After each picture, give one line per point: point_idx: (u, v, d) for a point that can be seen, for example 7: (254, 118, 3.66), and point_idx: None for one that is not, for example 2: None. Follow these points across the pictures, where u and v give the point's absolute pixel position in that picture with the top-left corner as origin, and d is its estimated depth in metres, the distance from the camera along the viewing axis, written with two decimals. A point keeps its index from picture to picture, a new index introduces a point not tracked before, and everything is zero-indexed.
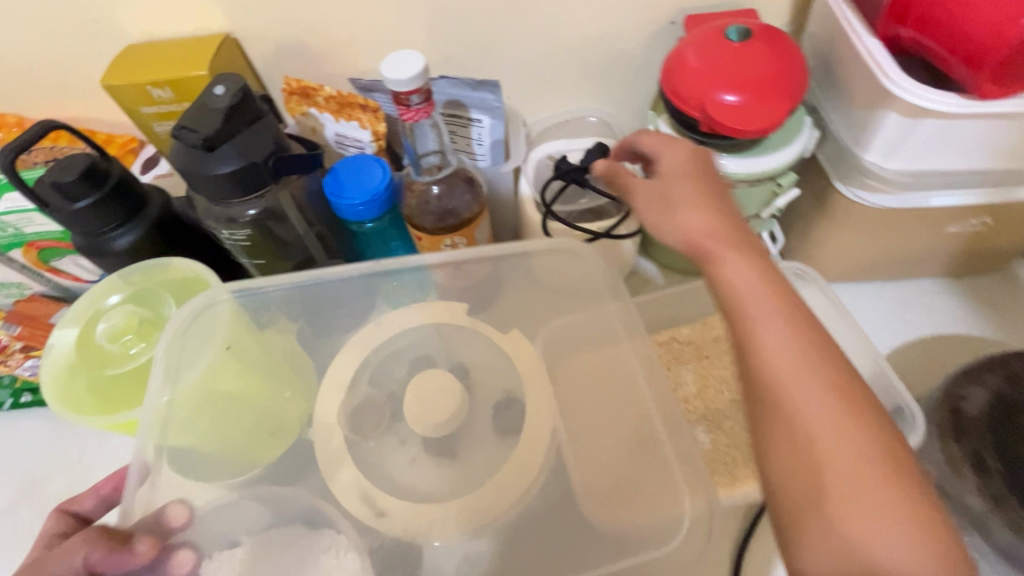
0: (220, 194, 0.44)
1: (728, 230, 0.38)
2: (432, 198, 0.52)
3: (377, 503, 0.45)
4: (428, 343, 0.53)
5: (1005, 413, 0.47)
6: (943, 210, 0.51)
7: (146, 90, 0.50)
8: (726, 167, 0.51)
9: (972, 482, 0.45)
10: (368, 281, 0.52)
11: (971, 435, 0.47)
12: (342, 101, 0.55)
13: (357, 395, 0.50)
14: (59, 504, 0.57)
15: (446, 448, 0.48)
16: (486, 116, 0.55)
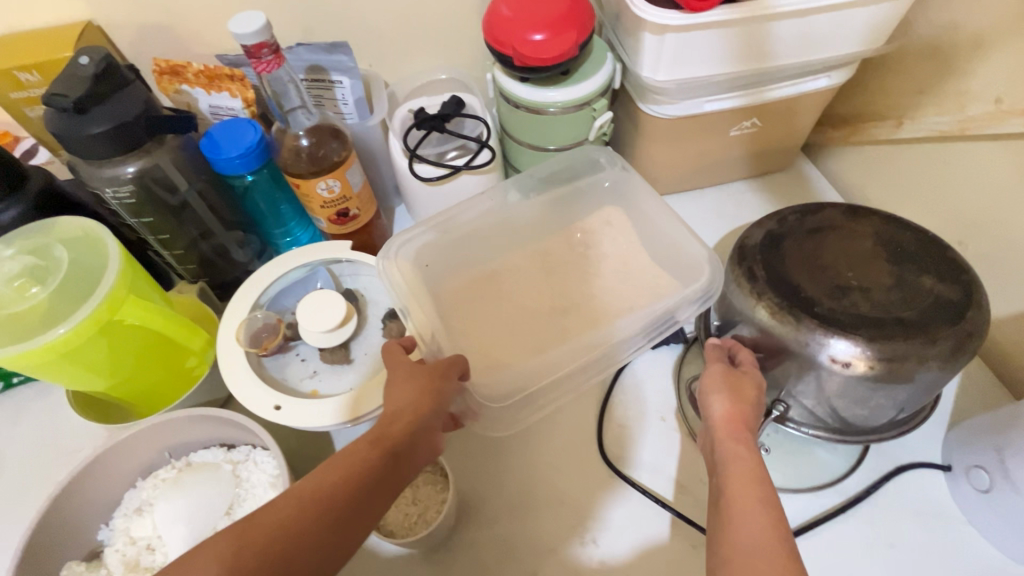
0: (98, 152, 0.50)
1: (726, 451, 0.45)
2: (303, 149, 0.61)
3: (282, 406, 0.52)
4: (318, 279, 0.61)
5: (775, 243, 0.56)
6: (719, 113, 0.64)
7: (14, 75, 0.54)
8: (552, 99, 0.63)
9: (746, 290, 0.54)
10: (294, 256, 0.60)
11: (749, 257, 0.55)
12: (210, 74, 0.61)
13: (255, 319, 0.56)
14: None
15: (344, 358, 0.57)
16: (345, 77, 0.63)
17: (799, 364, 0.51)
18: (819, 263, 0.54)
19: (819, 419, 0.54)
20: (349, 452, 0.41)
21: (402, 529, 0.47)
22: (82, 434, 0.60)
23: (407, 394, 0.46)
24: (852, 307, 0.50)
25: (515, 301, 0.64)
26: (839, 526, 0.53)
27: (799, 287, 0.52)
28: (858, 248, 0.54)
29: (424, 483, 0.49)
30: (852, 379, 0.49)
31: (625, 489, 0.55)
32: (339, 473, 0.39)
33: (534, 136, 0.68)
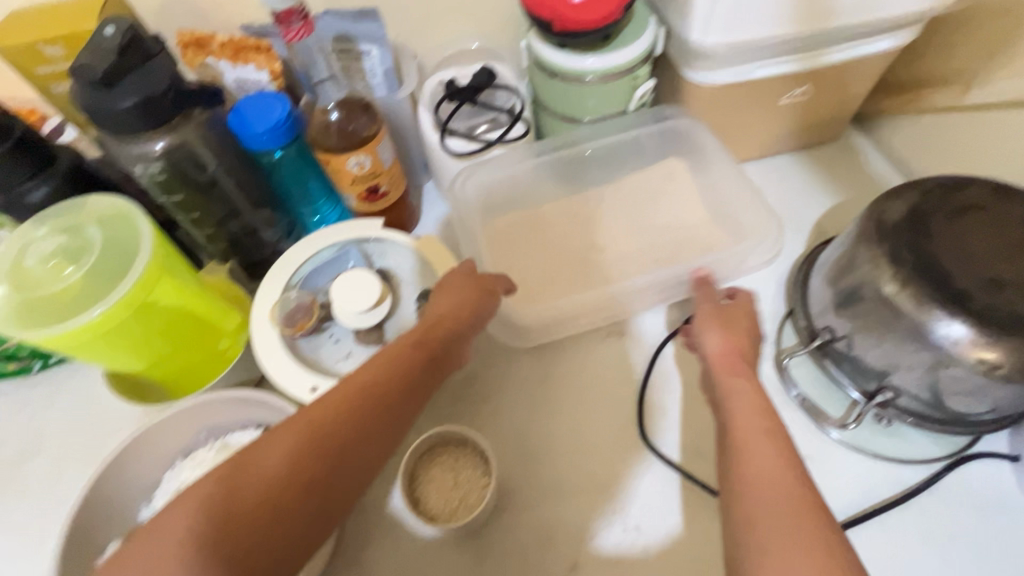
0: (125, 127, 0.48)
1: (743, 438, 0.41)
2: (333, 123, 0.59)
3: (318, 387, 0.51)
4: (348, 259, 0.59)
5: (919, 220, 0.48)
6: (771, 80, 0.60)
7: (38, 48, 0.53)
8: (590, 66, 0.59)
9: (886, 273, 0.47)
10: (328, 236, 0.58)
11: (889, 236, 0.48)
12: (236, 46, 0.59)
13: (288, 299, 0.55)
14: (14, 464, 0.59)
15: (380, 339, 0.56)
16: (374, 46, 0.60)
17: (934, 358, 0.46)
18: (965, 250, 0.47)
19: (926, 408, 0.51)
20: (396, 352, 0.43)
21: (443, 514, 0.46)
22: (122, 411, 0.60)
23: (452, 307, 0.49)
24: (1009, 306, 0.44)
25: (553, 278, 0.61)
26: (896, 516, 0.50)
27: (948, 275, 0.46)
28: (1006, 234, 0.47)
29: (464, 466, 0.48)
30: (990, 381, 0.45)
31: (670, 474, 0.53)
32: (395, 369, 0.42)
33: (570, 108, 0.65)
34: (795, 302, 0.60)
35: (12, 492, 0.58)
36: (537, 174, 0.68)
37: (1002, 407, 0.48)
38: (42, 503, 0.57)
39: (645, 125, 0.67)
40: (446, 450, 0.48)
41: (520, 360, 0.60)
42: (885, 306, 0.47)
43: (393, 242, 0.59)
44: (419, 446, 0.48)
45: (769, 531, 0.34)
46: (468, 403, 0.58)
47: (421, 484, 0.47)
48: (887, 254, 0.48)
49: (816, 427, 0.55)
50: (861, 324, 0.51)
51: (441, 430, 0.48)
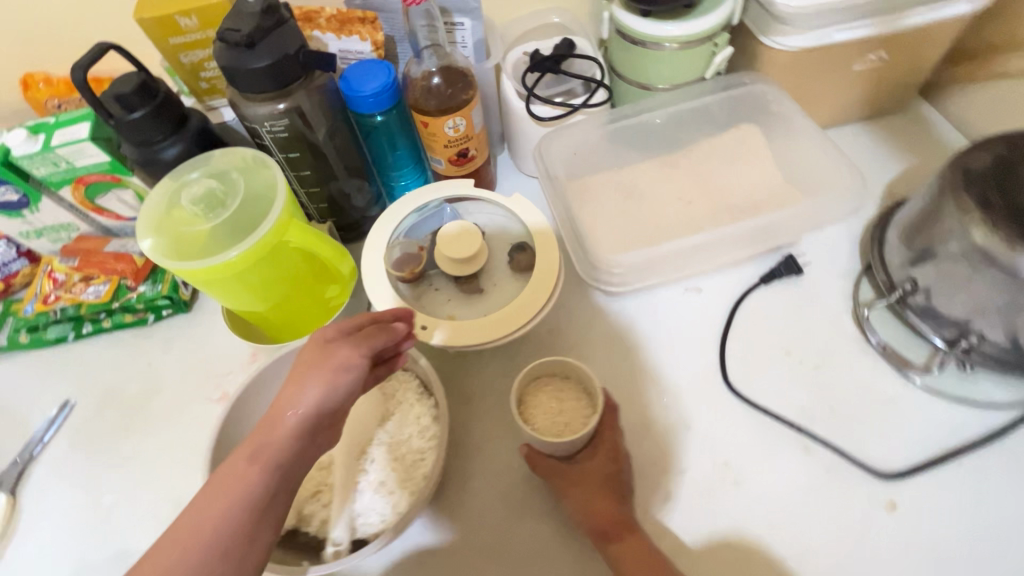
0: (258, 86, 0.53)
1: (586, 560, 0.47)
2: (432, 88, 0.63)
3: (427, 326, 0.56)
4: (443, 216, 0.63)
5: (1007, 168, 0.50)
6: (847, 45, 0.62)
7: (175, 20, 0.58)
8: (671, 33, 0.62)
9: (975, 218, 0.48)
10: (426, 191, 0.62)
11: (976, 182, 0.50)
12: (343, 19, 0.63)
13: (396, 248, 0.60)
14: (139, 403, 0.66)
15: (476, 288, 0.60)
16: (467, 18, 0.64)
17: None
18: None
19: (1011, 353, 0.52)
20: (236, 471, 0.37)
21: (549, 433, 0.49)
22: (245, 361, 0.66)
23: (310, 398, 0.39)
24: None
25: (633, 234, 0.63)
26: (984, 457, 0.52)
27: None
28: None
29: (568, 397, 0.51)
30: None
31: (755, 416, 0.56)
32: (236, 492, 0.36)
33: (647, 76, 0.68)
34: (872, 256, 0.62)
35: (143, 426, 0.64)
36: (613, 139, 0.71)
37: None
38: (176, 440, 0.63)
39: (719, 92, 0.69)
40: (553, 381, 0.52)
41: (602, 312, 0.63)
42: (974, 249, 0.49)
43: (485, 202, 0.63)
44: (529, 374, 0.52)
45: None
46: (555, 350, 0.61)
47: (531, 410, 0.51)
48: (975, 201, 0.49)
49: (899, 374, 0.57)
50: (942, 273, 0.53)
51: (550, 360, 0.51)
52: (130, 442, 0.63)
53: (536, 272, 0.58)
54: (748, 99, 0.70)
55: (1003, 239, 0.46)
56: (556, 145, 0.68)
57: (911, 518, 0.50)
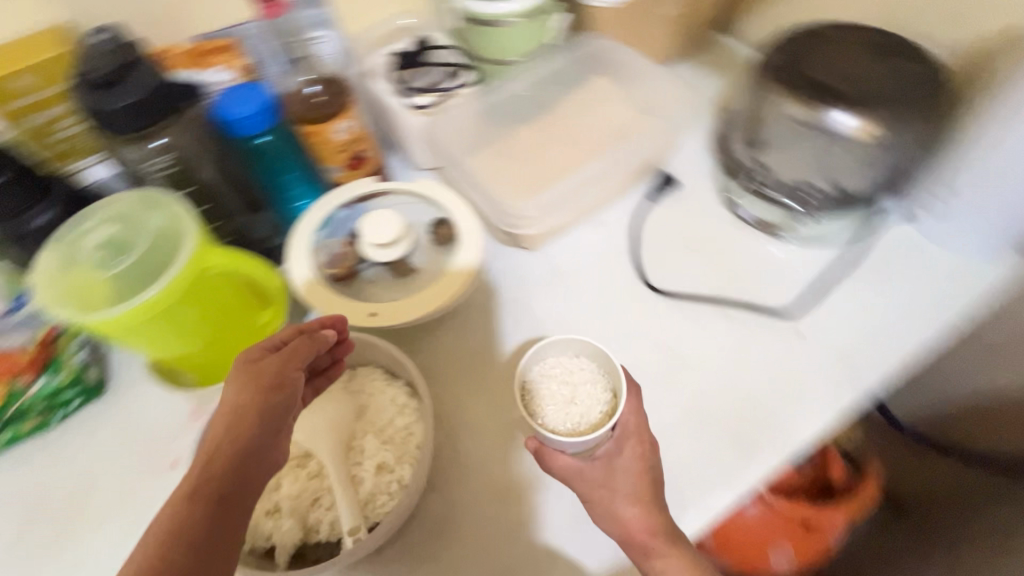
0: (126, 126, 0.52)
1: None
2: (310, 98, 0.65)
3: (375, 313, 0.58)
4: (354, 215, 0.64)
5: (790, 46, 0.59)
6: None
7: (8, 83, 0.54)
8: (509, 10, 0.68)
9: (777, 92, 0.58)
10: (333, 197, 0.64)
11: (774, 65, 0.59)
12: (198, 51, 0.63)
13: (320, 250, 0.62)
14: (74, 504, 0.58)
15: (408, 270, 0.62)
16: (324, 29, 0.65)
17: (828, 138, 0.57)
18: (834, 58, 0.56)
19: (835, 193, 0.62)
20: (168, 510, 0.37)
21: (564, 424, 0.53)
22: (191, 422, 0.62)
23: (244, 418, 0.41)
24: (866, 87, 0.55)
25: (529, 183, 0.69)
26: (849, 282, 0.64)
27: (816, 78, 0.56)
28: (854, 38, 0.57)
29: (584, 384, 0.55)
30: (862, 147, 0.56)
31: (680, 306, 0.64)
32: (173, 527, 0.36)
33: (501, 51, 0.74)
34: (718, 153, 0.71)
35: (85, 526, 0.57)
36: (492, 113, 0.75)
37: (887, 177, 0.60)
38: (144, 532, 0.56)
39: (567, 52, 0.78)
40: (565, 367, 0.56)
41: (531, 261, 0.68)
42: (788, 117, 0.59)
43: (393, 193, 0.65)
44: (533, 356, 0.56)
45: None
46: (499, 308, 0.65)
47: (540, 400, 0.54)
48: (777, 80, 0.58)
49: (767, 236, 0.68)
50: (774, 141, 0.64)
51: (565, 339, 0.56)
52: (74, 548, 0.56)
53: (461, 240, 0.62)
54: (595, 52, 0.79)
55: (805, 103, 0.56)
56: (442, 131, 0.71)
57: (809, 331, 0.60)
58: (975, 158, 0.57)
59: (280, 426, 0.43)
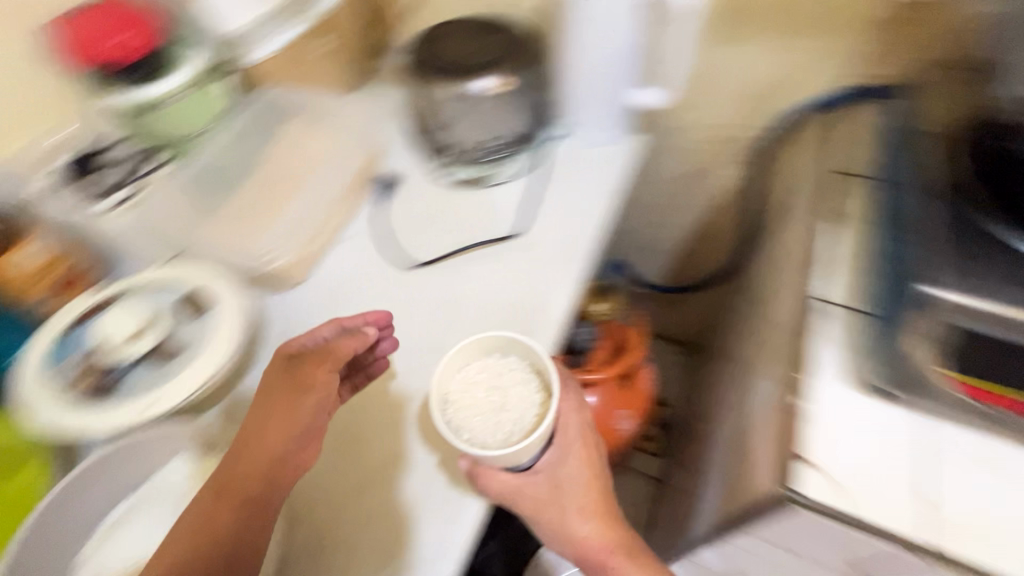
0: None
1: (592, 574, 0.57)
2: None
3: (150, 407, 0.56)
4: (82, 334, 0.60)
5: (421, 48, 0.75)
6: None
7: None
8: (162, 91, 0.69)
9: (428, 83, 0.73)
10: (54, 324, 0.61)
11: (418, 66, 0.74)
12: None
13: (58, 382, 0.57)
14: None
15: (167, 355, 0.59)
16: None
17: (476, 104, 0.74)
18: (454, 50, 0.74)
19: (506, 138, 0.78)
20: (200, 508, 0.46)
21: (493, 432, 0.56)
22: None
23: (279, 420, 0.49)
24: (480, 59, 0.73)
25: (258, 218, 0.72)
26: (551, 195, 0.77)
27: (442, 62, 0.73)
28: (462, 31, 0.76)
29: (515, 387, 0.58)
30: (497, 100, 0.74)
31: (443, 269, 0.72)
32: (195, 527, 0.45)
33: (181, 127, 0.74)
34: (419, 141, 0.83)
35: None
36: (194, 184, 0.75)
37: (530, 115, 0.80)
38: None
39: (250, 105, 0.81)
40: (491, 367, 0.60)
41: (298, 296, 0.71)
42: (442, 100, 0.75)
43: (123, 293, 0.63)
44: (453, 358, 0.59)
45: None
46: (290, 344, 0.68)
47: (467, 411, 0.57)
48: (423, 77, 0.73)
49: (477, 189, 0.79)
50: (450, 118, 0.77)
51: (495, 338, 0.59)
52: None
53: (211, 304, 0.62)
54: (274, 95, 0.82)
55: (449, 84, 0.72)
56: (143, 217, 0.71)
57: (534, 241, 0.72)
58: (573, 77, 0.76)
59: (313, 421, 0.50)
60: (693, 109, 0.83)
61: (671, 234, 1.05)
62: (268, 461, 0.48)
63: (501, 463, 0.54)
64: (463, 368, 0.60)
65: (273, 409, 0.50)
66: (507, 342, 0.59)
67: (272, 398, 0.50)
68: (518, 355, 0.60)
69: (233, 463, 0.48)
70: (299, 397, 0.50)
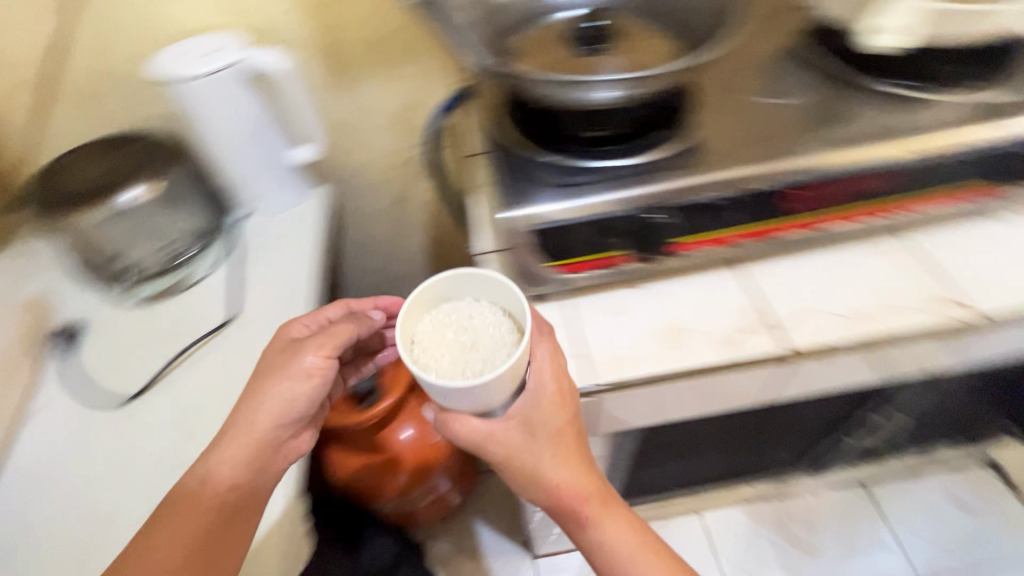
0: None
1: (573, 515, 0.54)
2: None
3: None
4: None
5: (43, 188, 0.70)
6: None
7: None
8: None
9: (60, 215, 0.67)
10: None
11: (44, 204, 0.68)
12: None
13: None
14: None
15: None
16: None
17: (131, 218, 0.70)
18: (80, 177, 0.70)
19: (186, 238, 0.77)
20: (203, 490, 0.53)
21: (466, 371, 0.48)
22: None
23: (281, 404, 0.56)
24: (114, 176, 0.69)
25: None
26: (254, 273, 0.78)
27: (71, 194, 0.68)
28: (87, 157, 0.72)
29: (486, 327, 0.51)
30: (155, 206, 0.71)
31: (167, 386, 0.67)
32: (194, 504, 0.52)
33: None
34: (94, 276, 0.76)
35: None
36: None
37: (206, 206, 0.78)
38: None
39: None
40: (463, 310, 0.53)
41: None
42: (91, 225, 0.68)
43: None
44: (423, 297, 0.52)
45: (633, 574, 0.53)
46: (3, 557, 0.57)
47: (433, 352, 0.49)
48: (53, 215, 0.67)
49: (173, 297, 0.77)
50: (111, 241, 0.71)
51: (465, 276, 0.52)
52: None
53: None
54: None
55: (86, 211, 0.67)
56: None
57: (247, 319, 0.72)
58: (227, 161, 0.78)
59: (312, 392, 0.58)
60: (365, 149, 0.93)
61: (414, 256, 1.14)
62: (261, 449, 0.56)
63: (468, 410, 0.50)
64: (438, 305, 0.54)
65: (276, 386, 0.57)
66: (478, 278, 0.52)
67: (282, 378, 0.57)
68: (495, 300, 0.53)
69: (228, 455, 0.54)
70: (294, 371, 0.57)
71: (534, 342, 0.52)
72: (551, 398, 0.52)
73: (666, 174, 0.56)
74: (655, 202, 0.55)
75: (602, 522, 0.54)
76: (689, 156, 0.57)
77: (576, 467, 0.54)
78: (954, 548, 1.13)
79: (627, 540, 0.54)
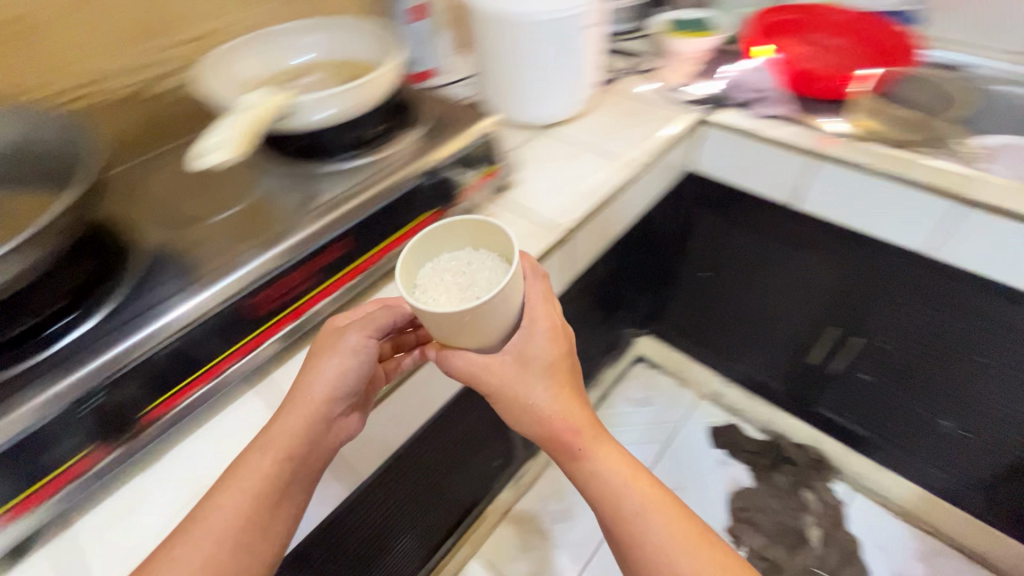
0: None
1: (577, 450, 0.54)
2: None
3: None
4: None
5: None
6: None
7: None
8: None
9: None
10: None
11: None
12: None
13: None
14: None
15: None
16: None
17: None
18: None
19: None
20: (265, 459, 0.50)
21: (463, 302, 0.48)
22: None
23: (330, 378, 0.52)
24: None
25: None
26: None
27: None
28: None
29: (483, 271, 0.52)
30: None
31: None
32: (246, 484, 0.48)
33: None
34: None
35: None
36: None
37: None
38: None
39: None
40: (469, 254, 0.54)
41: None
42: None
43: None
44: (412, 250, 0.52)
45: (632, 507, 0.52)
46: None
47: (433, 296, 0.50)
48: None
49: None
50: None
51: (455, 221, 0.53)
52: None
53: None
54: None
55: None
56: None
57: None
58: None
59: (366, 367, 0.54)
60: None
61: None
62: (314, 421, 0.52)
63: (469, 347, 0.52)
64: (434, 258, 0.55)
65: (332, 353, 0.53)
66: (465, 222, 0.53)
67: (356, 332, 0.53)
68: (498, 252, 0.54)
69: (283, 436, 0.50)
70: (359, 346, 0.53)
71: (530, 283, 0.54)
72: (543, 321, 0.53)
73: (106, 339, 0.50)
74: (85, 390, 0.47)
75: (599, 457, 0.54)
76: (137, 304, 0.54)
77: (569, 398, 0.55)
78: (651, 438, 1.40)
79: (623, 473, 0.54)
